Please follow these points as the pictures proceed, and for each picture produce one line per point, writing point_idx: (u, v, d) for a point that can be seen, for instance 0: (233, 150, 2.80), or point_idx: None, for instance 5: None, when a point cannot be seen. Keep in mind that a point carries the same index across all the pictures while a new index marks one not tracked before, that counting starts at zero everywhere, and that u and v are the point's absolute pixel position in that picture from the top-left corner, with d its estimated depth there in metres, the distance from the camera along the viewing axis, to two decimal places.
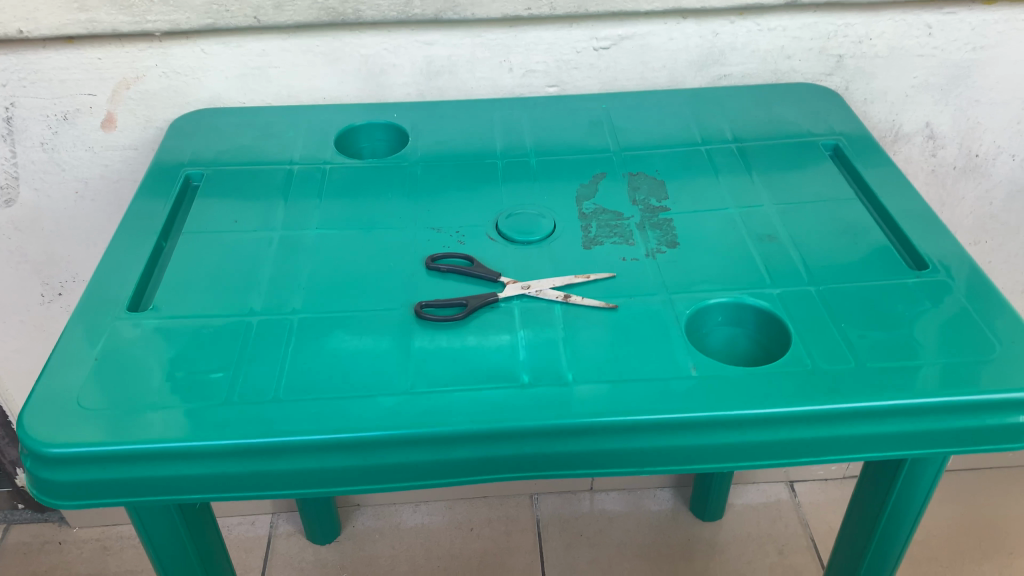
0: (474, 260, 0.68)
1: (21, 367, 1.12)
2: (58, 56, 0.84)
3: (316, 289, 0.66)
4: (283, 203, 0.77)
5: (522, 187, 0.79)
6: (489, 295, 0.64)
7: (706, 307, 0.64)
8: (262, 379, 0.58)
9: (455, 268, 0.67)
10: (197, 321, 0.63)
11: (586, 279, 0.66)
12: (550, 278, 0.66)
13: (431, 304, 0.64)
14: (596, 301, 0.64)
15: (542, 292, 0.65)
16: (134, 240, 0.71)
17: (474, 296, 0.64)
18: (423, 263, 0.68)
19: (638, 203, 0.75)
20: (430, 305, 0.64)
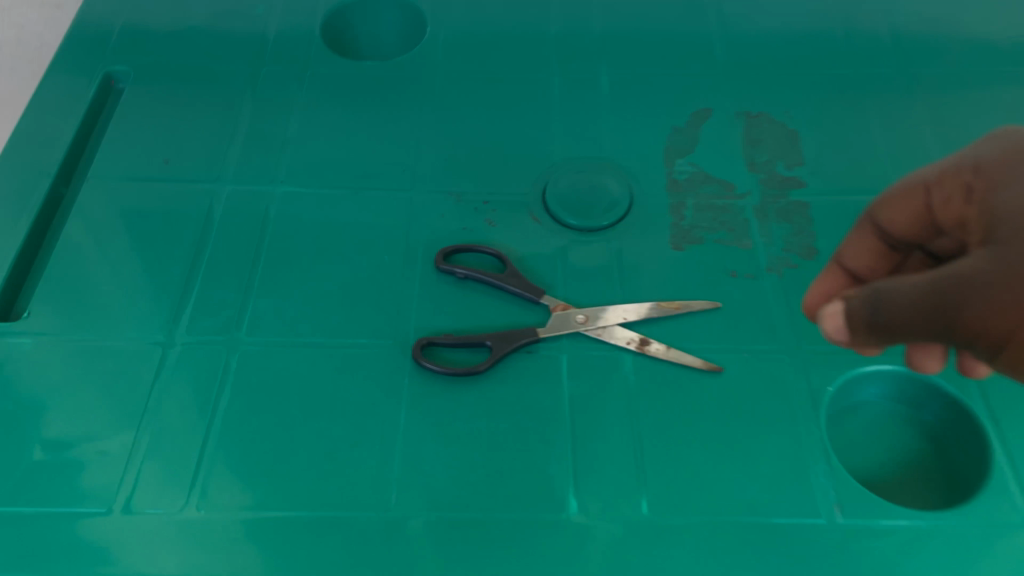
0: (506, 262, 0.45)
1: None
2: None
3: (266, 298, 0.44)
4: (238, 131, 0.53)
5: (585, 125, 0.53)
6: (525, 334, 0.42)
7: (859, 375, 0.42)
8: (182, 471, 0.39)
9: (479, 274, 0.44)
10: (95, 345, 0.43)
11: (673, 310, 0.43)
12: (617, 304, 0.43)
13: (435, 341, 0.42)
14: (689, 356, 0.41)
15: (605, 330, 0.43)
16: (18, 186, 0.49)
17: (501, 331, 0.42)
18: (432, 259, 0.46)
19: (757, 169, 0.51)
20: (434, 342, 0.42)
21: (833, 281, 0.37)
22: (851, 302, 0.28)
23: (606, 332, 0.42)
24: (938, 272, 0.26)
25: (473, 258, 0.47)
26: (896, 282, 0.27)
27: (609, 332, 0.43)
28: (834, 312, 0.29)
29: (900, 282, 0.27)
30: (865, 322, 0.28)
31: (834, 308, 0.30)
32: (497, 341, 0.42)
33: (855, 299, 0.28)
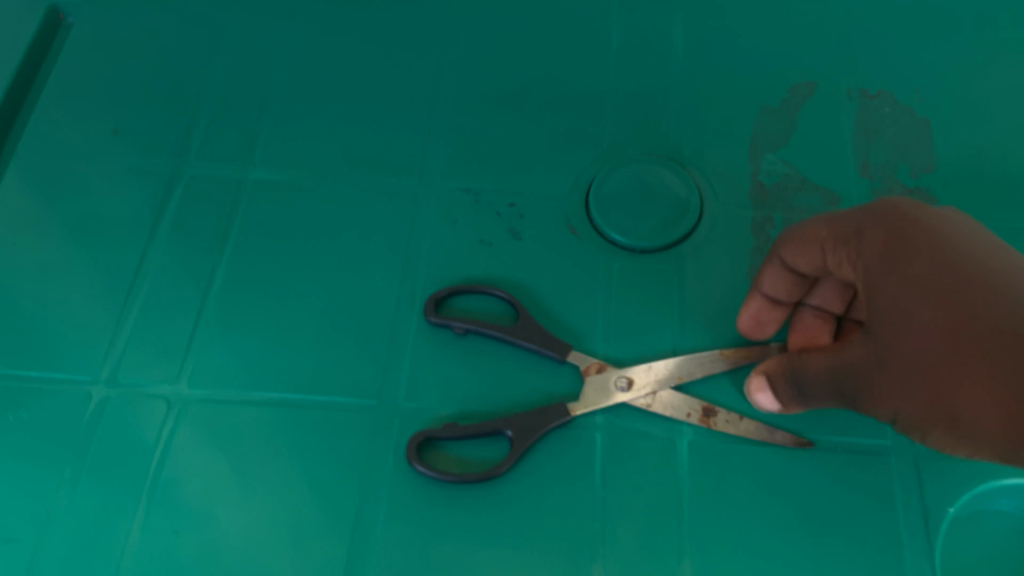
0: (516, 304, 0.35)
1: None
2: None
3: (230, 332, 0.35)
4: (204, 87, 0.41)
5: (647, 98, 0.41)
6: (554, 415, 0.32)
7: (992, 489, 0.32)
8: (108, 569, 0.31)
9: (488, 328, 0.34)
10: (11, 386, 0.34)
11: (742, 361, 0.33)
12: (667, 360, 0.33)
13: (439, 435, 0.32)
14: (771, 430, 0.32)
15: (656, 399, 0.33)
16: None
17: (524, 416, 0.32)
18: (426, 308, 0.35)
19: (871, 174, 0.39)
20: (437, 437, 0.32)
21: (764, 309, 0.33)
22: (779, 385, 0.30)
23: (658, 403, 0.33)
24: (836, 359, 0.27)
25: (474, 301, 0.36)
26: (812, 367, 0.29)
27: (661, 402, 0.33)
28: (757, 385, 0.31)
29: (812, 365, 0.29)
30: (794, 396, 0.30)
31: (758, 381, 0.31)
32: (520, 432, 0.32)
33: (782, 378, 0.30)
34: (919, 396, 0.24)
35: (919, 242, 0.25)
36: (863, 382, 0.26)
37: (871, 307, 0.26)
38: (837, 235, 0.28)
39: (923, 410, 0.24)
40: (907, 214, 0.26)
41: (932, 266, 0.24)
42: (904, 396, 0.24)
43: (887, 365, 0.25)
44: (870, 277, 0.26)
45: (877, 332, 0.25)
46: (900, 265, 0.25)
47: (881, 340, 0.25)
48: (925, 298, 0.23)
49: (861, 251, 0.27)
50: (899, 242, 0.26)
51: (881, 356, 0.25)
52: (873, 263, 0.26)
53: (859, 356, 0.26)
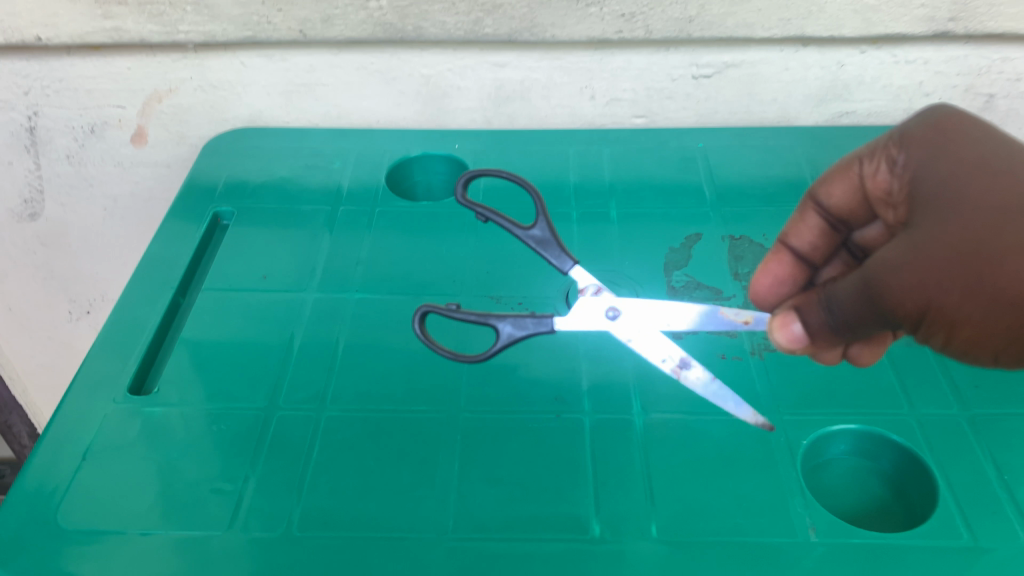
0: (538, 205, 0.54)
1: (47, 365, 1.04)
2: (83, 64, 0.74)
3: (349, 378, 0.55)
4: (321, 254, 0.66)
5: (598, 247, 0.66)
6: (537, 326, 0.49)
7: (828, 434, 0.51)
8: (281, 503, 0.48)
9: (501, 220, 0.54)
10: (208, 411, 0.53)
11: (740, 325, 0.51)
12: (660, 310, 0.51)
13: (448, 306, 0.50)
14: (728, 394, 0.50)
15: (637, 340, 0.51)
16: (146, 293, 0.62)
17: (511, 328, 0.49)
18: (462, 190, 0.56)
19: (740, 278, 0.62)
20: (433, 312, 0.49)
21: (787, 269, 0.56)
22: (811, 315, 0.44)
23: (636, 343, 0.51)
24: (870, 264, 0.40)
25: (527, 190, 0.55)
26: (845, 285, 0.42)
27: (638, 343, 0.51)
28: (787, 322, 0.45)
29: (841, 289, 0.42)
30: (825, 320, 0.43)
31: (788, 320, 0.45)
32: (499, 331, 0.49)
33: (811, 306, 0.44)
34: (964, 283, 0.36)
35: (963, 158, 0.41)
36: (895, 279, 0.38)
37: (918, 210, 0.41)
38: (881, 150, 0.47)
39: (965, 291, 0.36)
40: (954, 132, 0.43)
41: (980, 179, 0.39)
42: (948, 286, 0.37)
43: (936, 259, 0.37)
44: (923, 179, 0.42)
45: (921, 232, 0.39)
46: (942, 176, 0.41)
47: (923, 232, 0.39)
48: (974, 198, 0.38)
49: (910, 157, 0.44)
50: (947, 158, 0.42)
51: (922, 244, 0.38)
52: (919, 165, 0.43)
53: (892, 255, 0.39)
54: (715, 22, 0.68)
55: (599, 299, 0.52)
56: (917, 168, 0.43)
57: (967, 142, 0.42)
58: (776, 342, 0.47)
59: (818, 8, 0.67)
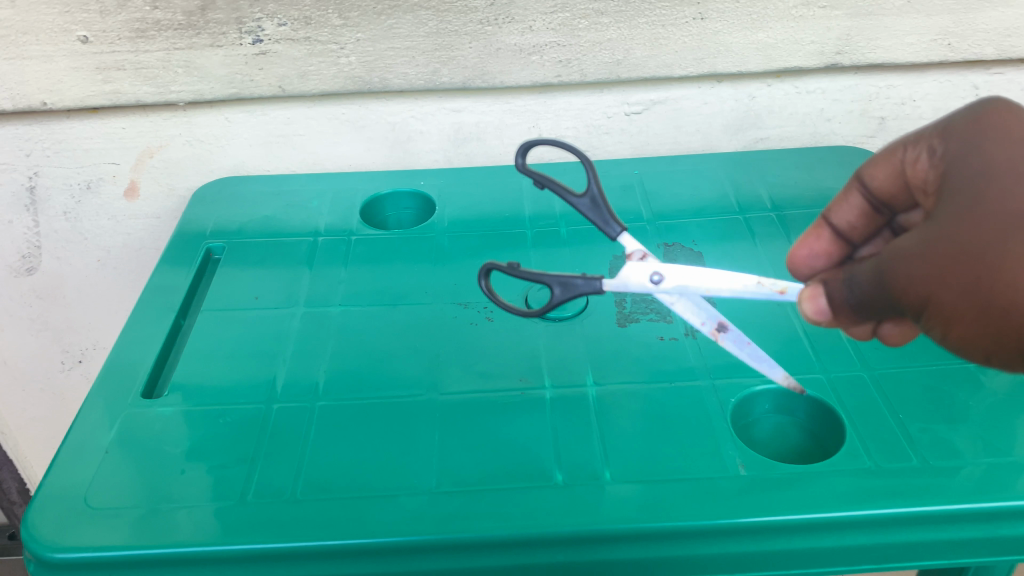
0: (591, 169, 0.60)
1: (37, 418, 1.09)
2: (82, 125, 0.83)
3: (338, 374, 0.64)
4: (305, 275, 0.75)
5: (550, 259, 0.76)
6: (584, 288, 0.55)
7: (752, 395, 0.60)
8: (285, 475, 0.55)
9: (558, 185, 0.61)
10: (215, 407, 0.61)
11: (775, 296, 0.53)
12: (704, 277, 0.54)
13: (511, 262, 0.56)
14: (758, 358, 0.57)
15: (681, 304, 0.58)
16: (151, 317, 0.70)
17: (560, 292, 0.55)
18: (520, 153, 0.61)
19: None
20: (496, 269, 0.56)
21: (822, 245, 0.58)
22: (834, 289, 0.45)
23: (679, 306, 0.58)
24: (891, 249, 0.41)
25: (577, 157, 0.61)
26: (864, 267, 0.43)
27: (683, 306, 0.58)
28: (811, 296, 0.47)
29: (861, 270, 0.43)
30: (843, 298, 0.44)
31: (814, 292, 0.47)
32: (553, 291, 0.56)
33: (833, 281, 0.45)
34: (964, 283, 0.38)
35: (998, 156, 0.41)
36: (908, 267, 0.40)
37: (942, 201, 0.42)
38: (925, 139, 0.48)
39: (965, 291, 0.38)
40: (998, 125, 0.43)
41: (1003, 183, 0.39)
42: (950, 282, 0.39)
43: (946, 256, 0.39)
44: (954, 175, 0.42)
45: (939, 224, 0.40)
46: (972, 173, 0.41)
47: (939, 227, 0.40)
48: (995, 202, 0.39)
49: (950, 146, 0.44)
50: (985, 152, 0.42)
51: (936, 237, 0.40)
52: (953, 158, 0.43)
53: (911, 244, 0.40)
54: (640, 64, 0.79)
55: (645, 263, 0.56)
56: (952, 159, 0.43)
57: (1007, 138, 0.42)
58: (802, 312, 0.48)
59: (725, 48, 0.78)
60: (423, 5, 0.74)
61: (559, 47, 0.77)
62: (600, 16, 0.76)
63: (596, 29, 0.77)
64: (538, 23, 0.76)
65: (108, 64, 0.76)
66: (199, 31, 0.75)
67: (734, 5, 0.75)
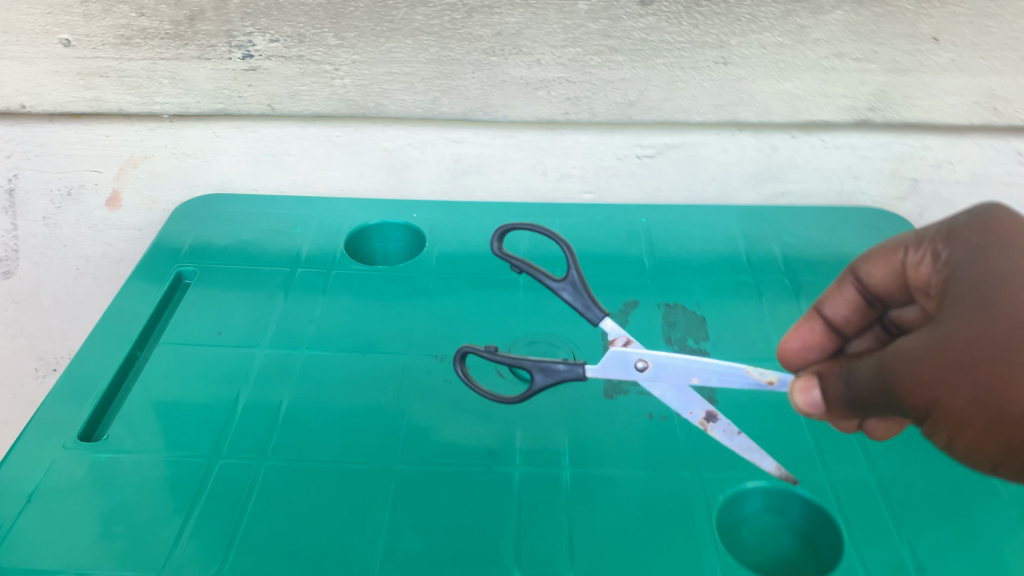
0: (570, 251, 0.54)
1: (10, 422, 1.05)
2: (65, 130, 0.79)
3: (293, 428, 0.58)
4: (275, 311, 0.70)
5: (540, 310, 0.70)
6: (566, 373, 0.51)
7: (743, 491, 0.54)
8: (215, 548, 0.50)
9: (535, 269, 0.55)
10: (154, 457, 0.56)
11: (763, 385, 0.48)
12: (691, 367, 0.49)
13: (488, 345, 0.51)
14: (750, 449, 0.52)
15: (664, 394, 0.52)
16: (106, 347, 0.65)
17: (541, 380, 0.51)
18: (499, 229, 0.56)
19: (673, 343, 0.66)
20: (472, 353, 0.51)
21: (818, 335, 0.54)
22: (828, 383, 0.42)
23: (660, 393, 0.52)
24: (893, 350, 0.38)
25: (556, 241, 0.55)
26: (865, 362, 0.40)
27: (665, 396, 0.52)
28: (803, 388, 0.44)
29: (859, 367, 0.40)
30: (840, 394, 0.41)
31: (807, 384, 0.44)
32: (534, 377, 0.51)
33: (828, 374, 0.43)
34: (972, 389, 0.35)
35: (1003, 264, 0.38)
36: (910, 368, 0.37)
37: (944, 302, 0.39)
38: (929, 241, 0.44)
39: (972, 397, 0.35)
40: (1000, 230, 0.40)
41: (1006, 289, 0.37)
42: (957, 388, 0.36)
43: (949, 361, 0.36)
44: (959, 278, 0.39)
45: (943, 328, 0.37)
46: (975, 278, 0.38)
47: (946, 331, 0.37)
48: (1003, 309, 0.36)
49: (955, 252, 0.41)
50: (988, 259, 0.39)
51: (942, 342, 0.37)
52: (956, 264, 0.41)
53: (913, 346, 0.38)
54: (654, 106, 0.74)
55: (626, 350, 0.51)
56: (954, 265, 0.41)
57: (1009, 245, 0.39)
58: (795, 404, 0.45)
59: (748, 96, 0.72)
60: (425, 30, 0.69)
61: (568, 83, 0.72)
62: (615, 53, 0.70)
63: (609, 67, 0.71)
64: (547, 56, 0.71)
65: (91, 71, 0.72)
66: (188, 41, 0.70)
67: (761, 51, 0.69)
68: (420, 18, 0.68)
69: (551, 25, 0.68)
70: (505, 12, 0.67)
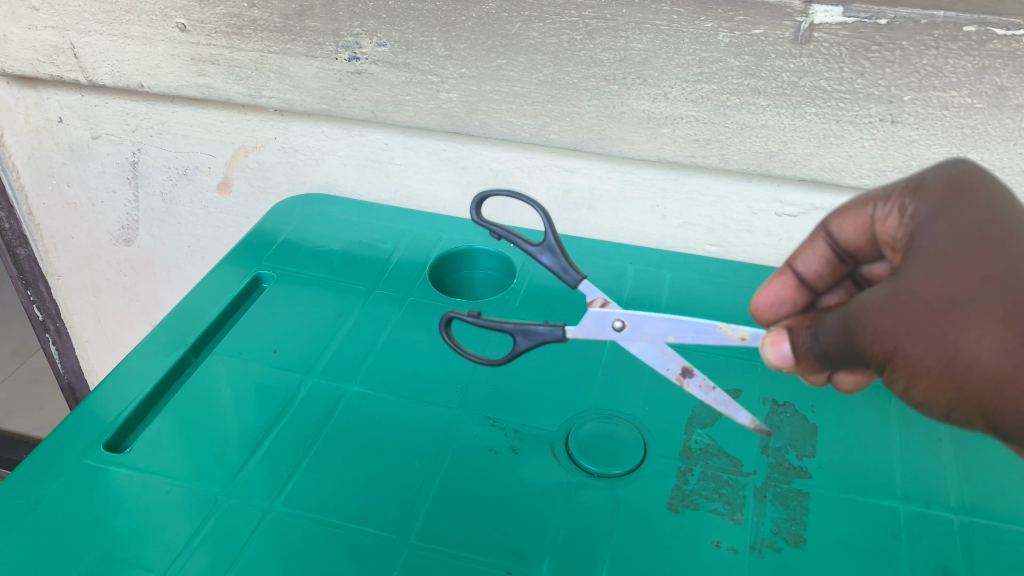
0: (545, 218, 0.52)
1: None
2: (183, 111, 0.78)
3: (314, 474, 0.53)
4: (337, 334, 0.63)
5: (622, 381, 0.60)
6: (546, 336, 0.51)
7: None
8: None
9: (510, 236, 0.54)
10: (167, 482, 0.52)
11: (738, 342, 0.47)
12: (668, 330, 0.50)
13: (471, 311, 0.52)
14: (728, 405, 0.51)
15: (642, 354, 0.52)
16: (159, 347, 0.62)
17: (524, 343, 0.52)
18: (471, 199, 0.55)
19: (768, 453, 0.54)
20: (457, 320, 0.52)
21: (787, 292, 0.46)
22: (798, 338, 0.39)
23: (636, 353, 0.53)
24: (856, 304, 0.34)
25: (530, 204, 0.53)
26: (833, 317, 0.37)
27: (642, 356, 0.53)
28: (772, 341, 0.41)
29: (828, 322, 0.37)
30: (806, 349, 0.38)
31: (775, 337, 0.41)
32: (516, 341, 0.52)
33: (798, 329, 0.39)
34: (928, 334, 0.32)
35: (973, 213, 0.34)
36: (873, 320, 0.34)
37: (909, 254, 0.35)
38: (895, 190, 0.38)
39: (930, 345, 0.32)
40: (969, 180, 0.35)
41: (975, 239, 0.33)
42: (916, 334, 0.32)
43: (910, 308, 0.32)
44: (924, 230, 0.35)
45: (906, 277, 0.33)
46: (943, 227, 0.34)
47: (908, 279, 0.33)
48: (968, 254, 0.32)
49: (920, 204, 0.36)
50: (955, 208, 0.35)
51: (906, 290, 0.33)
52: (920, 220, 0.35)
53: (875, 296, 0.34)
54: (799, 161, 0.62)
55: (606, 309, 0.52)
56: (917, 219, 0.36)
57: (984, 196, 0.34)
58: (765, 359, 0.42)
59: (917, 164, 0.60)
60: (540, 49, 0.61)
61: (697, 124, 0.62)
62: (757, 95, 0.60)
63: (749, 110, 0.61)
64: (675, 91, 0.61)
65: (203, 57, 0.70)
66: (295, 37, 0.67)
67: (941, 111, 0.57)
68: (536, 35, 0.61)
69: (683, 56, 0.59)
70: (631, 37, 0.59)
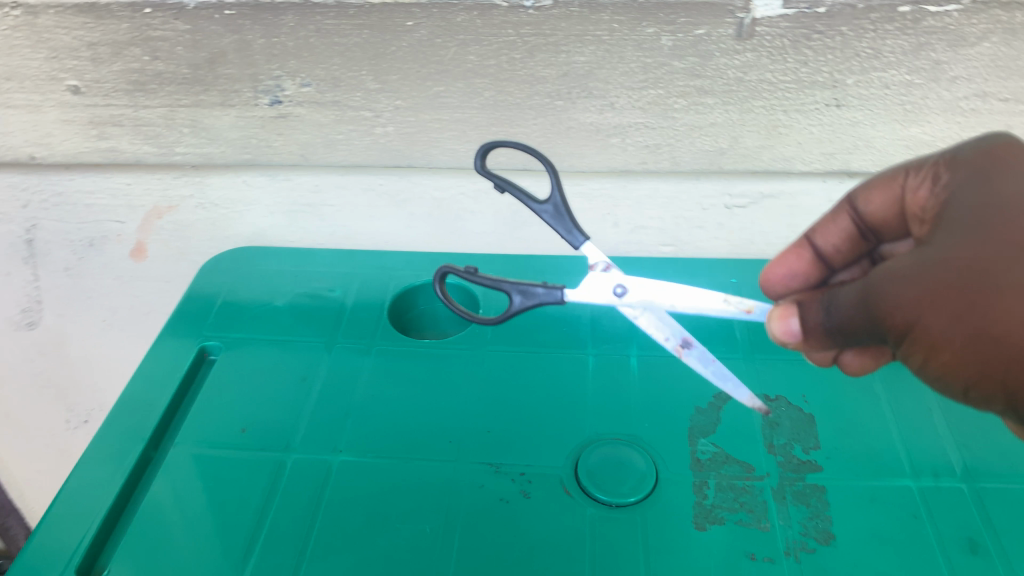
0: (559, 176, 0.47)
1: (41, 472, 0.99)
2: (81, 179, 0.71)
3: (321, 561, 0.49)
4: (308, 399, 0.59)
5: (616, 400, 0.58)
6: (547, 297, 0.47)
7: None
8: None
9: (517, 190, 0.48)
10: None
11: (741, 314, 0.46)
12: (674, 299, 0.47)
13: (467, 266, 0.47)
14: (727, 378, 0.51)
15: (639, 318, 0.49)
16: (114, 450, 0.56)
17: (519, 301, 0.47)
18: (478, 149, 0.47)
19: (775, 451, 0.54)
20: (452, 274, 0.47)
21: (804, 267, 0.47)
22: (808, 314, 0.37)
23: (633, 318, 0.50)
24: (876, 274, 0.33)
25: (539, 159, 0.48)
26: (848, 291, 0.35)
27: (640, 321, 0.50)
28: (782, 315, 0.39)
29: (842, 293, 0.35)
30: (819, 323, 0.37)
31: (787, 313, 0.39)
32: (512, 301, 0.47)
33: (810, 304, 0.38)
34: (954, 306, 0.30)
35: (1007, 187, 0.33)
36: (895, 289, 0.32)
37: (939, 227, 0.34)
38: (929, 163, 0.38)
39: (955, 316, 0.30)
40: (1005, 153, 0.35)
41: (1007, 212, 0.32)
42: (941, 306, 0.31)
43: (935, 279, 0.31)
44: (957, 203, 0.34)
45: (933, 249, 0.32)
46: (976, 200, 0.33)
47: (935, 250, 0.32)
48: (1001, 227, 0.31)
49: (953, 176, 0.36)
50: (991, 181, 0.34)
51: (934, 260, 0.32)
52: (954, 191, 0.35)
53: (900, 266, 0.33)
54: (750, 154, 0.64)
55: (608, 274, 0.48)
56: (952, 190, 0.35)
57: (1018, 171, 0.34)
58: (774, 333, 0.40)
59: (863, 143, 0.61)
60: (479, 72, 0.59)
61: (646, 130, 0.62)
62: (704, 95, 0.59)
63: (697, 111, 0.60)
64: (622, 100, 0.60)
65: (103, 118, 0.65)
66: (208, 87, 0.62)
67: (882, 91, 0.58)
68: (473, 59, 0.58)
69: (627, 64, 0.58)
70: (573, 50, 0.57)
